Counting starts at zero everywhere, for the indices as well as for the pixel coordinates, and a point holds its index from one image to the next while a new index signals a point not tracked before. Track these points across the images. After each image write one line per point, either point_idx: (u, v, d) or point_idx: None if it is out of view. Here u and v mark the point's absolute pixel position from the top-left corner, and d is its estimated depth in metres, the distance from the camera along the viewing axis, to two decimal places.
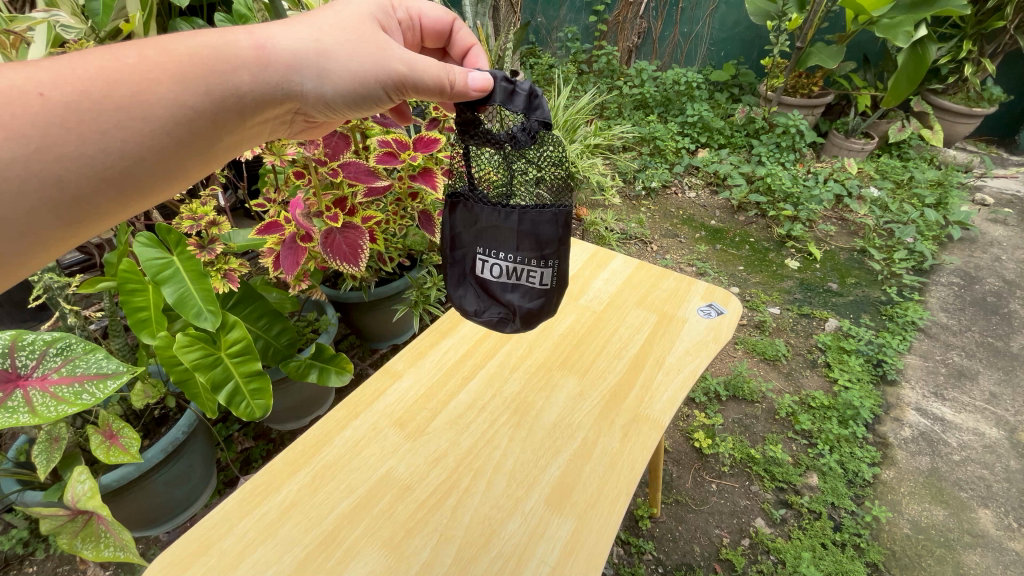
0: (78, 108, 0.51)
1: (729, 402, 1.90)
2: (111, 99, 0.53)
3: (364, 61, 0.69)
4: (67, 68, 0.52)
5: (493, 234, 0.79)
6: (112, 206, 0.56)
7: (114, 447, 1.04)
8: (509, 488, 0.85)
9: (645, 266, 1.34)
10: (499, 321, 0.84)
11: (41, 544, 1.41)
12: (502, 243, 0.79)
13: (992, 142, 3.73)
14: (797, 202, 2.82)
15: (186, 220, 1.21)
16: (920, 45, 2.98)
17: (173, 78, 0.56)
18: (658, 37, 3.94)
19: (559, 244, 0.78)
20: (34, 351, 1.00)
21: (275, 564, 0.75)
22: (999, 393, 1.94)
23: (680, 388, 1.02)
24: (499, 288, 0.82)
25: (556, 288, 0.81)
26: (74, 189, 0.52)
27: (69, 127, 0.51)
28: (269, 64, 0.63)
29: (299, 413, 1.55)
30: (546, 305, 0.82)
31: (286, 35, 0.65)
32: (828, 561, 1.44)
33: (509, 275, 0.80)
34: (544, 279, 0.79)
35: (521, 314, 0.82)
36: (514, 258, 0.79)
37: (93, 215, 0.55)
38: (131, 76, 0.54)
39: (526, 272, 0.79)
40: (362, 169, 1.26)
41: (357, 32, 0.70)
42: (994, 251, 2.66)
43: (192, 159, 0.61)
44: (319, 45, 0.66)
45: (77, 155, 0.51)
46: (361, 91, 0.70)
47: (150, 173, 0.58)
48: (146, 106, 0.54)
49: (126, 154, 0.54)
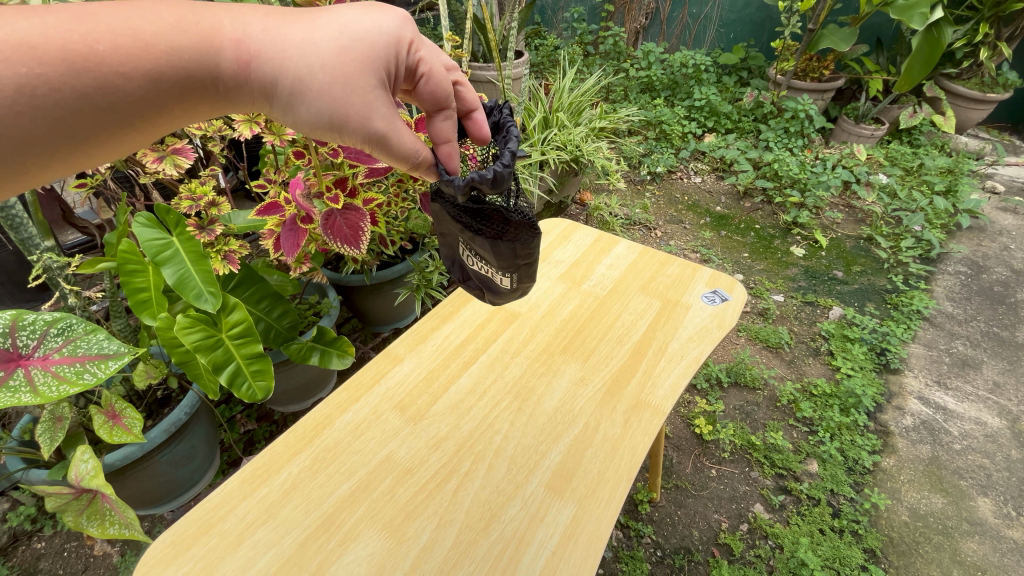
0: (33, 93, 0.42)
1: (730, 389, 1.90)
2: (73, 87, 0.44)
3: (338, 112, 0.59)
4: (23, 40, 0.41)
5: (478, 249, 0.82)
6: (46, 179, 0.49)
7: (116, 427, 1.05)
8: (509, 473, 0.85)
9: (649, 252, 1.33)
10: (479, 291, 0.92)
11: (49, 520, 1.43)
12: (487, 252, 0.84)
13: (1005, 128, 3.66)
14: (803, 188, 2.78)
15: (186, 200, 1.19)
16: (936, 27, 2.87)
17: (148, 74, 0.48)
18: (666, 18, 3.86)
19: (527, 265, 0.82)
20: (34, 331, 0.99)
21: (275, 545, 0.76)
22: (1002, 382, 1.93)
23: (683, 374, 1.01)
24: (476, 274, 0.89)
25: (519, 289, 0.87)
26: (8, 166, 0.45)
27: (18, 111, 0.42)
28: (243, 85, 0.55)
29: (301, 396, 1.56)
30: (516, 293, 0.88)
31: (272, 60, 0.55)
32: (826, 546, 1.45)
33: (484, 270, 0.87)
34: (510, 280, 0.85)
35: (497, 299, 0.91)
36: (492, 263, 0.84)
37: (27, 190, 0.49)
38: (101, 63, 0.45)
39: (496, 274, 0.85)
40: (363, 149, 1.23)
41: (350, 74, 0.59)
42: (1003, 240, 2.63)
43: (150, 139, 0.54)
44: (299, 81, 0.57)
45: (19, 139, 0.44)
46: (325, 134, 0.62)
47: (99, 156, 0.50)
48: (109, 100, 0.46)
49: (81, 143, 0.47)
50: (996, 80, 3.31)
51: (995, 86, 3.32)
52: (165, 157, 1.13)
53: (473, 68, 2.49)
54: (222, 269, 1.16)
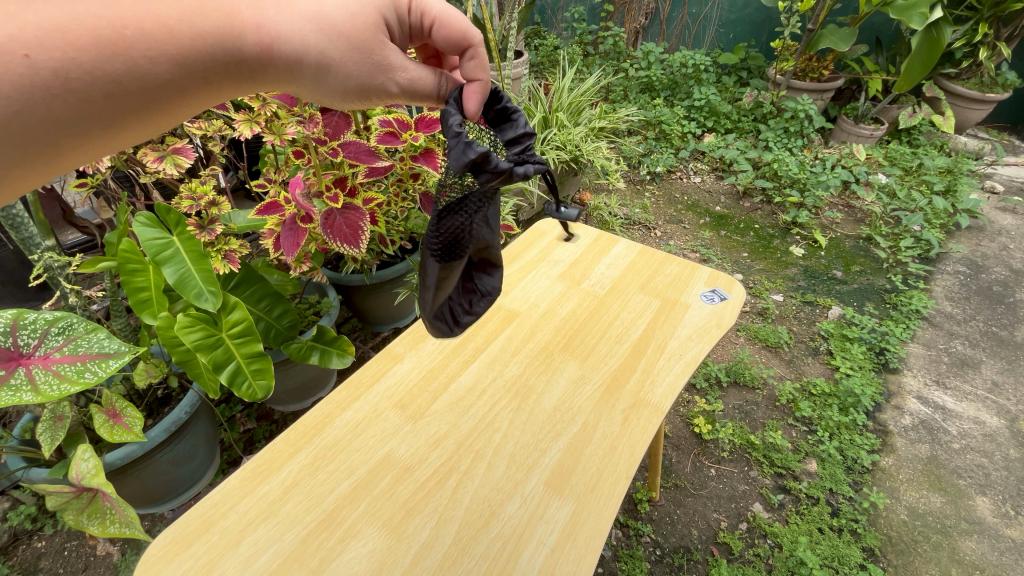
0: (68, 78, 0.40)
1: (729, 388, 1.90)
2: (105, 71, 0.41)
3: (363, 77, 0.58)
4: (56, 26, 0.39)
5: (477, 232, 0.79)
6: (79, 162, 0.47)
7: (117, 426, 1.05)
8: (509, 471, 0.86)
9: (648, 252, 1.33)
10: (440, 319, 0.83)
11: (50, 519, 1.44)
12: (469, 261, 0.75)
13: (1004, 128, 3.67)
14: (803, 188, 2.79)
15: (186, 200, 1.18)
16: (936, 27, 2.88)
17: (175, 58, 0.45)
18: (666, 18, 3.87)
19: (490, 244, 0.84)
20: (36, 330, 1.00)
21: (276, 542, 0.76)
22: (1001, 381, 1.94)
23: (682, 373, 1.01)
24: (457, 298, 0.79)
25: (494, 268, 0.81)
26: (42, 150, 0.43)
27: (54, 94, 0.40)
28: (267, 65, 0.52)
29: (301, 395, 1.56)
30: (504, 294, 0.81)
31: (294, 37, 0.52)
32: (825, 545, 1.46)
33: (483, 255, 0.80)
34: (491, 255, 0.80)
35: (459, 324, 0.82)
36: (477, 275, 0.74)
37: (54, 174, 0.46)
38: (131, 48, 0.42)
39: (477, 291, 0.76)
40: (363, 149, 1.24)
41: (365, 37, 0.56)
42: (1003, 239, 2.64)
43: (175, 122, 0.52)
44: (323, 55, 0.54)
45: (50, 122, 0.41)
46: (353, 99, 0.62)
47: (127, 137, 0.48)
48: (139, 84, 0.44)
49: (110, 124, 0.45)
50: (995, 80, 3.32)
51: (995, 86, 3.33)
52: (166, 157, 1.14)
53: None
54: (223, 268, 1.17)
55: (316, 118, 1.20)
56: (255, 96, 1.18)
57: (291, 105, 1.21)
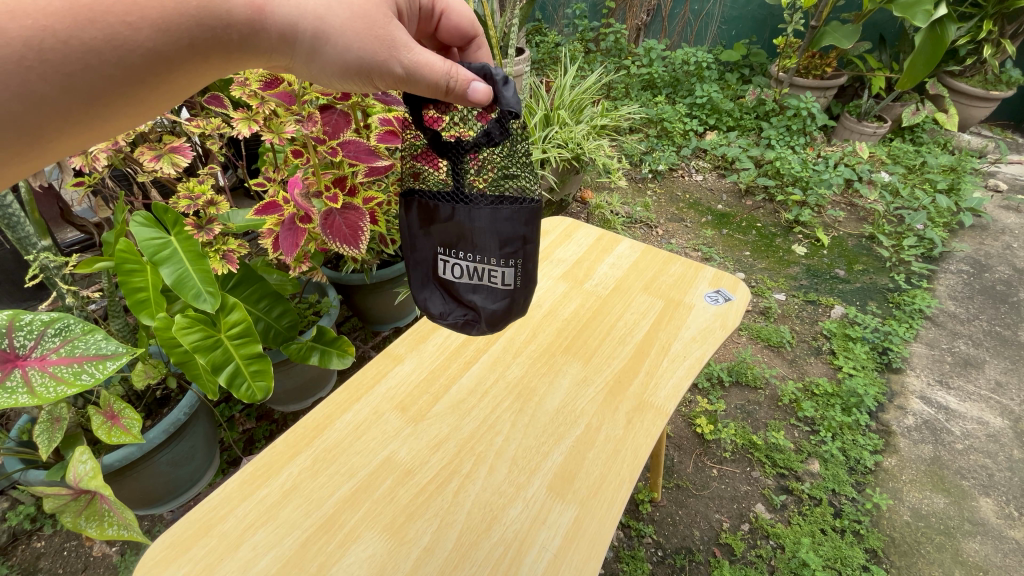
0: (41, 48, 0.42)
1: (732, 388, 1.89)
2: (79, 40, 0.43)
3: (364, 51, 0.59)
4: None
5: (450, 231, 0.75)
6: (67, 144, 0.49)
7: (115, 428, 1.04)
8: (511, 474, 0.85)
9: (651, 252, 1.32)
10: (465, 323, 0.81)
11: (49, 520, 1.43)
12: (461, 242, 0.75)
13: (1007, 126, 3.66)
14: (805, 186, 2.77)
15: (184, 199, 1.16)
16: (940, 24, 2.87)
17: (155, 25, 0.46)
18: (668, 14, 3.84)
19: (523, 240, 0.74)
20: (32, 331, 0.98)
21: (275, 547, 0.75)
22: (1004, 381, 1.93)
23: (685, 376, 1.00)
24: (462, 288, 0.78)
25: (521, 288, 0.78)
26: (25, 128, 0.45)
27: (28, 67, 0.42)
28: (260, 32, 0.53)
29: (301, 396, 1.55)
30: (513, 306, 0.79)
31: (289, 4, 0.53)
32: (827, 546, 1.45)
33: (471, 275, 0.76)
34: (506, 279, 0.76)
35: (487, 315, 0.79)
36: (475, 257, 0.75)
37: (41, 154, 0.48)
38: (106, 14, 0.44)
39: (488, 272, 0.75)
40: (363, 148, 1.22)
41: (368, 9, 0.58)
42: (1005, 239, 2.62)
43: (166, 101, 0.53)
44: (320, 22, 0.56)
45: (29, 98, 0.43)
46: (351, 78, 0.62)
47: (112, 116, 0.50)
48: (119, 53, 0.46)
49: (90, 97, 0.46)
50: (998, 78, 3.31)
51: (998, 84, 3.31)
52: (162, 156, 1.12)
53: None
54: (220, 269, 1.15)
55: (315, 117, 1.17)
56: (253, 94, 1.16)
57: (290, 104, 1.17)
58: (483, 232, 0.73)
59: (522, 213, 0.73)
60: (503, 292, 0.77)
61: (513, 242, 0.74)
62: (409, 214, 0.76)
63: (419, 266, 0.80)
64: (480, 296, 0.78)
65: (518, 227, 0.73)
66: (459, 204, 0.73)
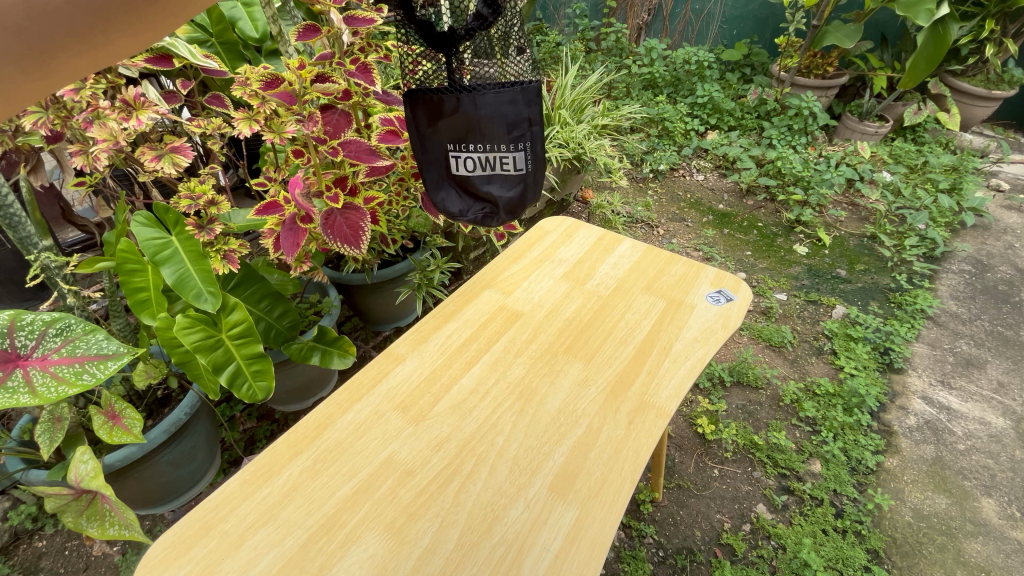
0: None
1: (733, 388, 1.89)
2: None
3: None
4: None
5: (458, 127, 0.84)
6: None
7: (116, 428, 1.04)
8: (513, 474, 0.85)
9: (653, 252, 1.32)
10: (483, 217, 0.95)
11: (50, 519, 1.43)
12: (469, 137, 0.85)
13: (1009, 126, 3.65)
14: (807, 185, 2.76)
15: (184, 199, 1.15)
16: (942, 24, 2.86)
17: None
18: (669, 14, 3.84)
19: (528, 122, 0.84)
20: (33, 331, 0.98)
21: (277, 546, 0.75)
22: (1007, 382, 1.92)
23: (687, 376, 1.00)
24: (477, 181, 0.90)
25: (531, 171, 0.89)
26: None
27: None
28: None
29: (302, 396, 1.55)
30: (526, 191, 0.91)
31: None
32: (829, 546, 1.44)
33: (484, 166, 0.88)
34: (517, 164, 0.87)
35: (505, 204, 0.91)
36: (485, 148, 0.85)
37: None
38: None
39: (500, 160, 0.87)
40: (363, 148, 1.22)
41: None
42: (1008, 238, 2.61)
43: None
44: None
45: None
46: None
47: None
48: None
49: None
50: (1001, 77, 3.30)
51: (1001, 83, 3.31)
52: (163, 156, 1.12)
53: None
54: (221, 269, 1.15)
55: (316, 117, 1.17)
56: (253, 94, 1.15)
57: (291, 104, 1.17)
58: (489, 121, 0.83)
59: (523, 94, 0.82)
60: (516, 176, 0.89)
61: (519, 125, 0.84)
62: (419, 116, 0.86)
63: (433, 167, 0.92)
64: (494, 186, 0.90)
65: (521, 109, 0.83)
66: (461, 94, 0.81)
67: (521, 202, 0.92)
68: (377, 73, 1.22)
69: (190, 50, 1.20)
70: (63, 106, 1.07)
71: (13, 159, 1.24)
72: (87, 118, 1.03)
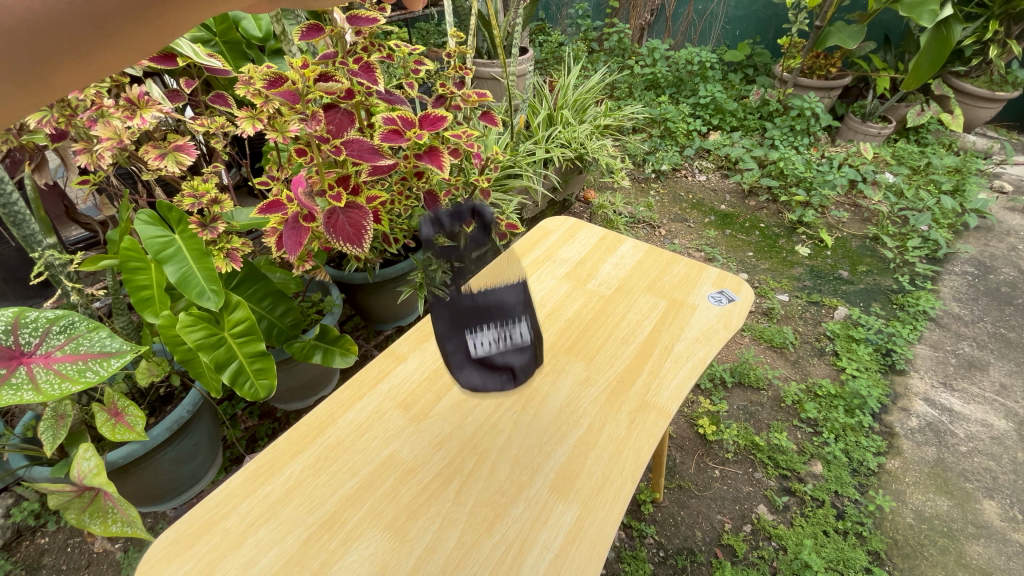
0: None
1: (734, 389, 1.89)
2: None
3: None
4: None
5: (473, 308, 0.89)
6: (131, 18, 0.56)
7: (119, 425, 1.04)
8: (513, 473, 0.85)
9: (654, 252, 1.32)
10: (501, 383, 0.90)
11: (52, 516, 1.43)
12: (486, 320, 0.89)
13: (1012, 127, 3.64)
14: (809, 186, 2.76)
15: (187, 198, 1.15)
16: (945, 25, 2.85)
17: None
18: (672, 14, 3.84)
19: (523, 303, 0.95)
20: (37, 328, 0.99)
21: (278, 544, 0.75)
22: (1009, 384, 1.92)
23: (688, 377, 1.00)
24: (494, 354, 0.89)
25: (533, 343, 0.95)
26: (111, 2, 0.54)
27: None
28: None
29: (303, 394, 1.56)
30: (532, 356, 0.95)
31: None
32: (830, 548, 1.44)
33: (499, 342, 0.91)
34: (524, 334, 0.93)
35: (518, 370, 0.93)
36: (498, 327, 0.91)
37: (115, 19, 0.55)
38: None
39: (511, 334, 0.91)
40: (366, 147, 1.20)
41: None
42: (1010, 240, 2.61)
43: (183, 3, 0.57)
44: None
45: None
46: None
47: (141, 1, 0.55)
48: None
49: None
50: (1004, 78, 3.29)
51: (1005, 85, 3.30)
52: (167, 154, 1.12)
53: (476, 65, 2.49)
54: (224, 267, 1.15)
55: (319, 116, 1.15)
56: (258, 93, 1.15)
57: (294, 103, 1.17)
58: (497, 308, 0.90)
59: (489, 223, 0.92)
60: (523, 346, 0.94)
61: (521, 301, 0.94)
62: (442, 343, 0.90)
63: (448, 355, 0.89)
64: (507, 353, 0.94)
65: (522, 292, 0.95)
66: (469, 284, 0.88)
67: (531, 367, 0.95)
68: (380, 72, 1.22)
69: (194, 49, 1.20)
70: (68, 104, 1.07)
71: (17, 157, 1.24)
72: (91, 116, 1.03)
